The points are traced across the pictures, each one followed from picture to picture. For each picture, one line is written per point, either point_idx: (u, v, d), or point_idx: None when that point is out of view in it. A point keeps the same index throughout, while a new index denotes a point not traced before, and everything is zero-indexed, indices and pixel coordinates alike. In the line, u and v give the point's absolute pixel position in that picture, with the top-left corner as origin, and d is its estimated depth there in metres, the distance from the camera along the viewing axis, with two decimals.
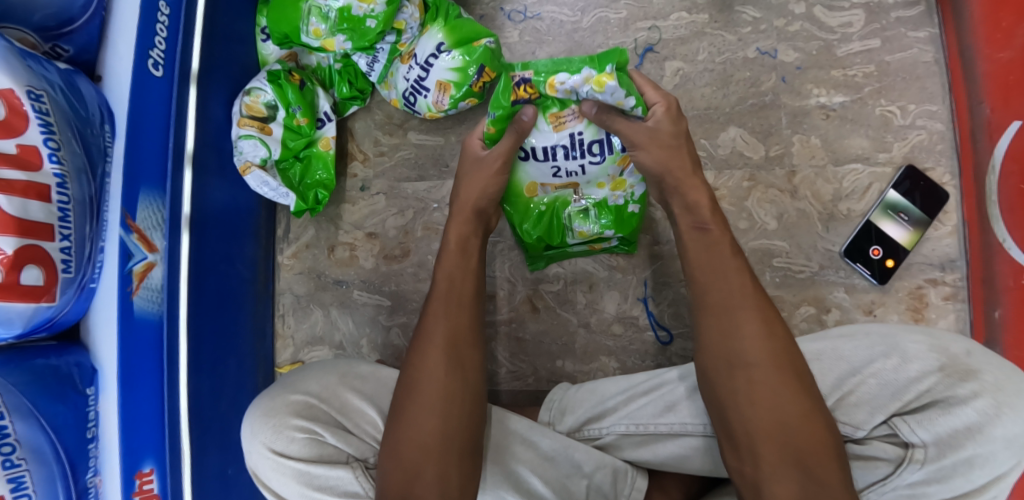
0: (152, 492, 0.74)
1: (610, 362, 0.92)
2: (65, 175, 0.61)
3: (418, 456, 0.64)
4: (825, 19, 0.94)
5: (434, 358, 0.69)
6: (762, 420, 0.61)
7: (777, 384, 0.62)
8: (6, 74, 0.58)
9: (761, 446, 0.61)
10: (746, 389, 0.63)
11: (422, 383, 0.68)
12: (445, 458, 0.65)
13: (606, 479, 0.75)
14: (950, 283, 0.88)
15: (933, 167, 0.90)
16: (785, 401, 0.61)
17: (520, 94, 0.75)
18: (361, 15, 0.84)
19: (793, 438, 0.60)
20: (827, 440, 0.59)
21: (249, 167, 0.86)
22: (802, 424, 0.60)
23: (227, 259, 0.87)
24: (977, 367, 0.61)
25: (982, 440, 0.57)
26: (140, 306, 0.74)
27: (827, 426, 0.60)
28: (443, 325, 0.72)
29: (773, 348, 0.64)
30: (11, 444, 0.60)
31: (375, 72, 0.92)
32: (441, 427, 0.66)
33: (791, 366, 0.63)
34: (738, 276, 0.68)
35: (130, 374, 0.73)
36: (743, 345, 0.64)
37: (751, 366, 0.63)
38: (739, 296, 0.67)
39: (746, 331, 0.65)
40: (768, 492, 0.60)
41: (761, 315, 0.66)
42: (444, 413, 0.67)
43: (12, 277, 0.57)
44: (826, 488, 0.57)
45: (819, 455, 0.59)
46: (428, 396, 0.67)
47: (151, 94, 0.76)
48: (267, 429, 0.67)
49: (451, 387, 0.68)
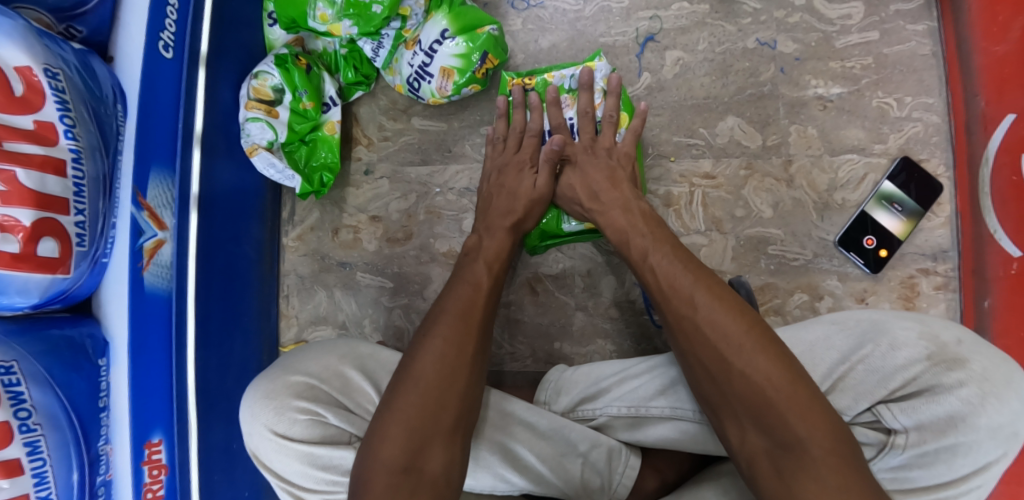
0: (161, 461, 0.77)
1: (606, 345, 0.94)
2: (80, 151, 0.64)
3: (416, 424, 0.62)
4: (825, 11, 0.95)
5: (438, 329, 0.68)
6: (714, 394, 0.61)
7: (710, 359, 0.61)
8: (23, 52, 0.60)
9: (725, 419, 0.61)
10: (692, 372, 0.64)
11: (432, 356, 0.66)
12: (452, 440, 0.63)
13: (601, 458, 0.77)
14: (941, 273, 0.90)
15: (928, 158, 0.92)
16: (725, 373, 0.60)
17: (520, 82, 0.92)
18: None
19: (745, 405, 0.59)
20: (798, 395, 0.57)
21: (256, 150, 0.89)
22: (745, 387, 0.59)
23: (234, 239, 0.89)
24: (965, 356, 0.62)
25: (965, 429, 0.59)
26: (151, 281, 0.76)
27: (808, 388, 0.58)
28: (454, 299, 0.72)
29: (700, 321, 0.63)
30: (27, 409, 0.62)
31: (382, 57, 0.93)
32: (438, 401, 0.64)
33: (723, 336, 0.61)
34: (662, 261, 0.69)
35: (140, 346, 0.76)
36: (675, 331, 0.65)
37: (688, 350, 0.64)
38: (668, 279, 0.67)
39: (674, 314, 0.65)
40: (746, 460, 0.59)
41: (691, 290, 0.65)
42: (438, 388, 0.64)
43: (30, 248, 0.60)
44: (804, 450, 0.55)
45: (789, 411, 0.56)
46: (432, 372, 0.65)
47: (163, 76, 0.78)
48: (269, 412, 0.69)
49: (449, 356, 0.66)
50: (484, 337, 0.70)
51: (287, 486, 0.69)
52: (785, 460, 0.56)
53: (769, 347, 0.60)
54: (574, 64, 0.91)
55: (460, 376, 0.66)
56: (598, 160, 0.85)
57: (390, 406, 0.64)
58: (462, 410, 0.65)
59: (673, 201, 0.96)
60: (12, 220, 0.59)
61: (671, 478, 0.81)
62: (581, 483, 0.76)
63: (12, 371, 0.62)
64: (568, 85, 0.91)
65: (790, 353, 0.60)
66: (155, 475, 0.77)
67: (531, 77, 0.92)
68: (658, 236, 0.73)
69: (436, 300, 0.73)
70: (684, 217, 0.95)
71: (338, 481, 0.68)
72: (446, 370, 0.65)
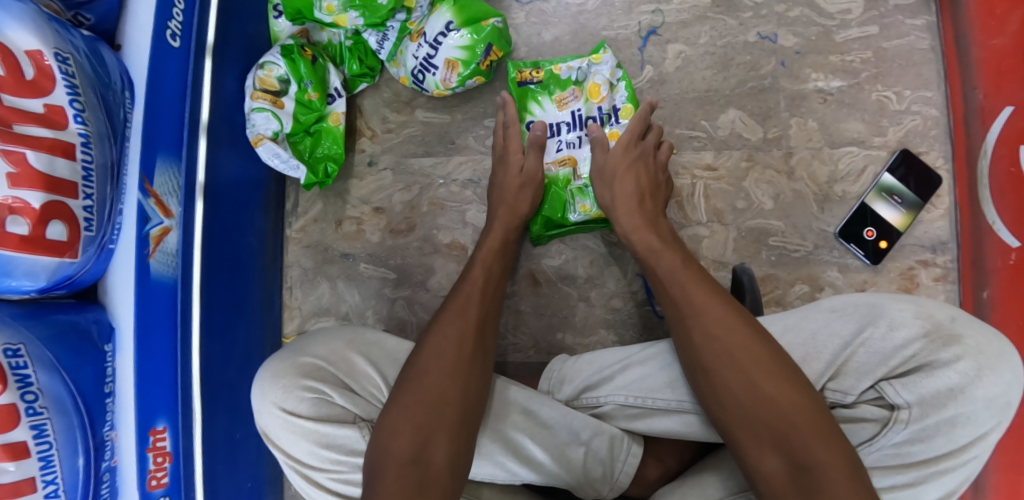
0: (165, 449, 0.78)
1: (609, 336, 0.94)
2: (88, 137, 0.64)
3: (430, 424, 0.63)
4: (825, 6, 0.96)
5: (447, 333, 0.70)
6: (734, 413, 0.62)
7: (736, 380, 0.62)
8: (33, 36, 0.61)
9: (741, 437, 0.61)
10: (711, 390, 0.64)
11: (444, 360, 0.68)
12: (456, 435, 0.64)
13: (603, 446, 0.78)
14: (941, 264, 0.91)
15: (927, 150, 0.93)
16: (751, 396, 0.61)
17: (528, 76, 0.93)
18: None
19: (768, 427, 0.60)
20: (820, 421, 0.58)
21: (261, 140, 0.89)
22: (771, 411, 0.60)
23: (238, 230, 0.90)
24: (960, 332, 0.63)
25: (963, 400, 0.60)
26: (157, 268, 0.77)
27: (826, 414, 0.59)
28: (460, 305, 0.74)
29: (729, 345, 0.64)
30: (34, 392, 0.62)
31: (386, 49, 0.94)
32: (449, 403, 0.65)
33: (752, 361, 0.62)
34: (687, 280, 0.71)
35: (145, 334, 0.76)
36: (699, 353, 0.66)
37: (712, 371, 0.64)
38: (694, 300, 0.69)
39: (699, 334, 0.66)
40: (759, 477, 0.59)
41: (721, 313, 0.66)
42: (450, 390, 0.66)
43: (39, 231, 0.60)
44: (823, 474, 0.56)
45: (811, 436, 0.58)
46: (435, 370, 0.67)
47: (169, 64, 0.79)
48: (277, 389, 0.70)
49: (455, 362, 0.68)
50: (485, 340, 0.72)
51: (293, 465, 0.69)
52: (802, 481, 0.56)
53: (790, 374, 0.61)
54: (579, 56, 0.93)
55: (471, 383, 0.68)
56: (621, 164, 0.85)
57: (399, 402, 0.65)
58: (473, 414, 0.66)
59: (675, 193, 0.96)
60: (21, 203, 0.59)
61: (672, 465, 0.82)
62: (584, 472, 0.77)
63: (19, 354, 0.62)
64: (575, 78, 0.92)
65: (809, 383, 0.61)
66: (160, 463, 0.77)
67: (538, 70, 0.93)
68: (683, 259, 0.75)
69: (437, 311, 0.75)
70: (686, 209, 0.96)
71: (343, 461, 0.68)
72: (457, 377, 0.67)
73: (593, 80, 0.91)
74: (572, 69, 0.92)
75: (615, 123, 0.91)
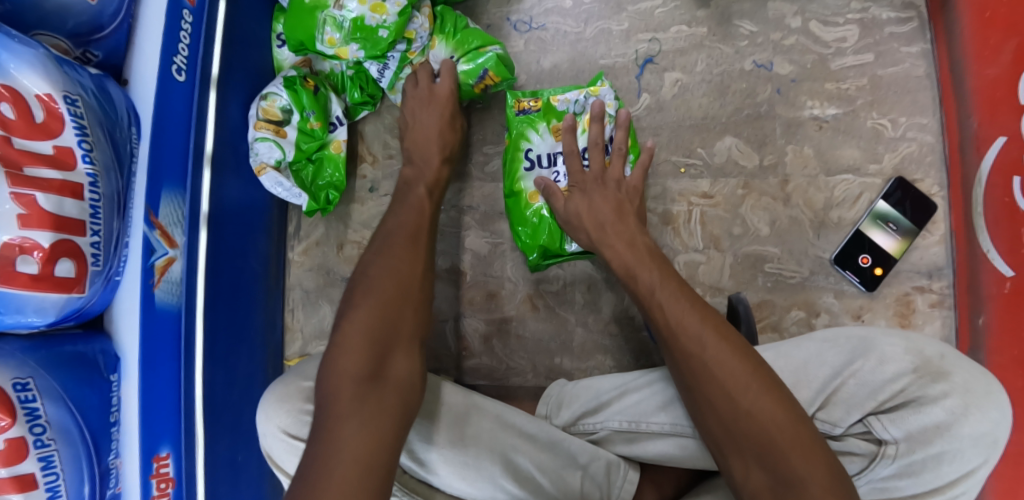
0: (169, 474, 0.79)
1: (606, 360, 0.95)
2: (97, 174, 0.66)
3: (388, 339, 0.66)
4: (820, 34, 0.97)
5: (393, 251, 0.74)
6: (719, 430, 0.62)
7: (718, 395, 0.63)
8: (43, 80, 0.62)
9: (729, 454, 0.62)
10: (698, 406, 0.64)
11: (378, 285, 0.70)
12: (412, 350, 0.67)
13: (600, 470, 0.80)
14: (936, 290, 0.93)
15: (923, 178, 0.94)
16: (732, 412, 0.62)
17: (526, 105, 0.94)
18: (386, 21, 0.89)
19: (752, 443, 0.60)
20: (801, 437, 0.59)
21: (264, 169, 0.90)
22: (751, 425, 0.60)
23: (242, 254, 0.92)
24: (949, 369, 0.64)
25: (949, 437, 0.61)
26: (162, 297, 0.78)
27: (807, 430, 0.60)
28: (398, 225, 0.78)
29: (708, 360, 0.64)
30: (42, 424, 0.64)
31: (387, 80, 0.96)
32: (393, 317, 0.68)
33: (732, 373, 0.63)
34: (664, 291, 0.72)
35: (151, 360, 0.78)
36: (679, 367, 0.66)
37: (693, 386, 0.65)
38: (674, 312, 0.69)
39: (680, 348, 0.66)
40: (746, 493, 0.60)
41: (699, 325, 0.66)
42: (396, 303, 0.69)
43: (48, 269, 0.61)
44: (808, 489, 0.57)
45: (792, 452, 0.59)
46: (385, 282, 0.70)
47: (175, 99, 0.80)
48: (282, 413, 0.71)
49: (400, 280, 0.71)
50: (423, 280, 0.74)
51: None
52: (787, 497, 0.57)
53: (771, 388, 0.62)
54: (577, 87, 0.94)
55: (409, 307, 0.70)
56: (608, 190, 0.85)
57: (342, 330, 0.66)
58: (414, 335, 0.69)
59: (672, 219, 0.97)
60: (30, 243, 0.60)
61: (669, 492, 0.83)
62: (581, 496, 0.78)
63: (28, 387, 0.64)
64: (573, 110, 0.93)
65: (790, 396, 0.62)
66: (163, 488, 0.79)
67: (536, 100, 0.94)
68: (665, 272, 0.74)
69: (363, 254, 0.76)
70: (682, 235, 0.97)
71: None
72: (398, 287, 0.70)
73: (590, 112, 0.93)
74: (570, 101, 0.93)
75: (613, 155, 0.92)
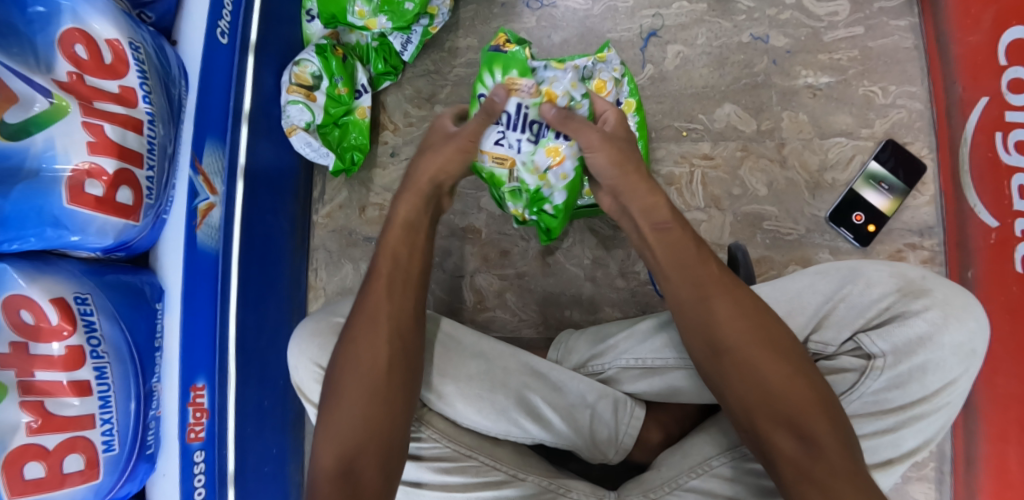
0: (203, 404, 0.85)
1: (614, 313, 1.01)
2: (154, 116, 0.73)
3: (354, 436, 0.67)
4: (814, 9, 1.04)
5: (372, 327, 0.73)
6: (751, 392, 0.65)
7: (756, 359, 0.66)
8: (112, 26, 0.70)
9: (756, 417, 0.65)
10: (732, 372, 0.67)
11: (365, 379, 0.70)
12: (384, 452, 0.67)
13: (607, 408, 0.84)
14: (927, 247, 0.97)
15: (912, 141, 1.00)
16: (761, 377, 0.65)
17: None
18: (493, 52, 0.83)
19: (779, 405, 0.64)
20: (820, 399, 0.64)
21: (295, 130, 0.99)
22: (779, 388, 0.64)
23: (272, 212, 0.99)
24: (930, 286, 0.70)
25: (931, 347, 0.66)
26: (203, 239, 0.85)
27: (824, 392, 0.65)
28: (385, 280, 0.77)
29: (741, 328, 0.67)
30: (98, 338, 0.70)
31: (538, 126, 0.82)
32: (367, 413, 0.68)
33: (769, 341, 0.67)
34: (702, 267, 0.73)
35: (191, 296, 0.84)
36: (714, 335, 0.68)
37: (733, 348, 0.67)
38: (709, 285, 0.71)
39: (719, 317, 0.69)
40: (770, 453, 0.63)
41: (733, 298, 0.69)
42: (372, 397, 0.69)
43: (111, 194, 0.68)
44: (825, 446, 0.61)
45: (813, 412, 0.63)
46: (358, 373, 0.70)
47: (219, 59, 0.88)
48: (315, 346, 0.79)
49: (378, 362, 0.71)
50: (410, 353, 0.73)
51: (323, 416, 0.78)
52: (812, 455, 0.61)
53: (795, 356, 0.66)
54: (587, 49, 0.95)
55: (396, 396, 0.70)
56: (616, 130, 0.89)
57: (325, 430, 0.68)
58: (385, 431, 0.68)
59: (675, 180, 1.03)
60: (96, 168, 0.67)
61: (675, 431, 0.87)
62: (590, 433, 0.82)
63: (86, 302, 0.70)
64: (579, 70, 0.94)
65: (810, 365, 0.66)
66: (198, 417, 0.84)
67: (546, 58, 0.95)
68: (694, 256, 0.74)
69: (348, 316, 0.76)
70: (685, 195, 1.02)
71: None
72: (373, 375, 0.70)
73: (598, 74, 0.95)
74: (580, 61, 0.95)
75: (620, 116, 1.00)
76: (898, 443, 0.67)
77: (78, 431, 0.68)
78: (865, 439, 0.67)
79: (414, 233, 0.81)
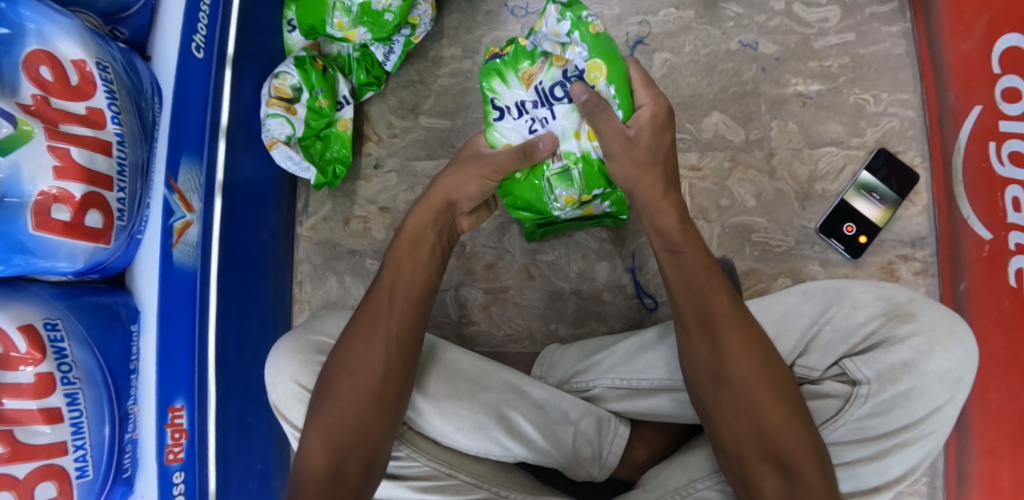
0: (182, 424, 0.84)
1: (600, 327, 0.99)
2: (124, 137, 0.72)
3: (345, 448, 0.66)
4: (804, 15, 1.02)
5: (369, 338, 0.71)
6: (746, 426, 0.65)
7: (758, 394, 0.65)
8: (78, 46, 0.68)
9: (746, 450, 0.64)
10: (731, 403, 0.66)
11: (355, 394, 0.68)
12: (372, 463, 0.67)
13: (591, 427, 0.82)
14: (920, 259, 0.95)
15: (905, 150, 0.98)
16: (760, 413, 0.64)
17: (495, 53, 0.85)
18: (494, 62, 0.84)
19: (773, 442, 0.63)
20: (809, 438, 0.63)
21: (275, 144, 0.96)
22: (775, 425, 0.64)
23: (252, 226, 0.98)
24: (916, 310, 0.68)
25: (915, 374, 0.65)
26: (180, 258, 0.84)
27: (812, 430, 0.64)
28: (397, 285, 0.75)
29: (747, 362, 0.66)
30: (69, 364, 0.69)
31: (563, 87, 0.80)
32: (362, 424, 0.68)
33: (771, 373, 0.66)
34: (717, 293, 0.69)
35: (168, 315, 0.83)
36: (721, 366, 0.66)
37: (735, 382, 0.66)
38: (720, 312, 0.68)
39: (729, 348, 0.66)
40: (753, 487, 0.63)
41: (743, 330, 0.67)
42: (377, 405, 0.69)
43: (78, 217, 0.67)
44: (809, 484, 0.61)
45: (801, 451, 0.62)
46: (348, 385, 0.69)
47: (195, 74, 0.87)
48: (294, 365, 0.77)
49: (372, 378, 0.69)
50: (410, 366, 0.72)
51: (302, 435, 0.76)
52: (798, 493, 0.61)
53: (791, 392, 0.65)
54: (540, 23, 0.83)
55: (388, 402, 0.69)
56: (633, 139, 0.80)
57: (316, 425, 0.68)
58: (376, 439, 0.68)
59: None
60: (64, 193, 0.66)
61: (659, 448, 0.86)
62: (573, 451, 0.81)
63: (57, 327, 0.69)
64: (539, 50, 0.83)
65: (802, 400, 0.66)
66: (177, 438, 0.84)
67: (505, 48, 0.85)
68: (719, 283, 0.70)
69: (353, 315, 0.75)
70: None
71: None
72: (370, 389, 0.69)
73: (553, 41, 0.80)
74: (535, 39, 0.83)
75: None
76: (883, 470, 0.65)
77: (50, 458, 0.67)
78: (849, 466, 0.66)
79: (421, 247, 0.79)
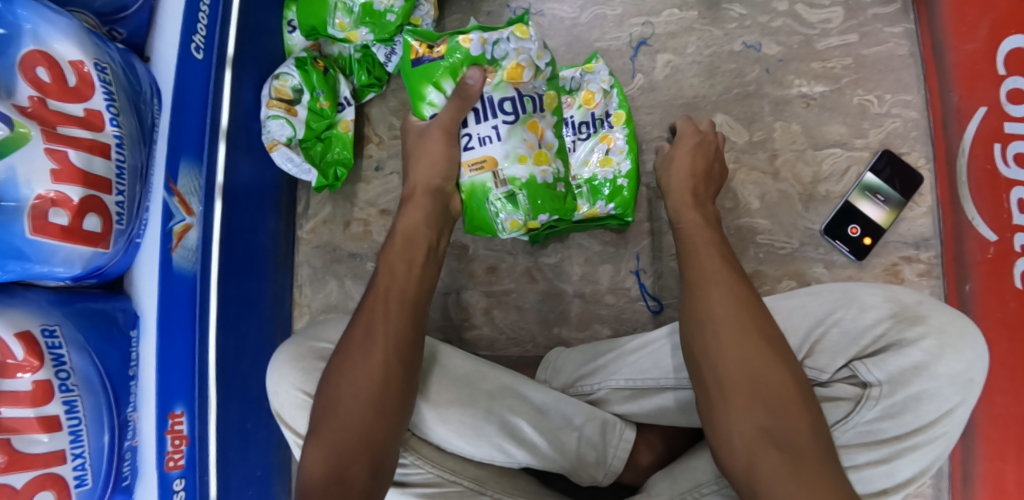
0: (182, 431, 0.83)
1: (603, 329, 0.99)
2: (123, 139, 0.71)
3: (343, 451, 0.64)
4: (807, 16, 1.02)
5: (369, 338, 0.71)
6: (731, 369, 0.62)
7: (742, 340, 0.63)
8: (77, 47, 0.67)
9: (730, 392, 0.62)
10: (715, 346, 0.64)
11: (355, 397, 0.67)
12: (375, 471, 0.65)
13: (595, 431, 0.81)
14: (924, 260, 0.95)
15: (908, 152, 0.97)
16: (744, 358, 0.63)
17: (426, 53, 0.81)
18: (425, 65, 0.81)
19: (758, 390, 0.61)
20: (801, 398, 0.60)
21: (276, 145, 0.95)
22: (760, 373, 0.62)
23: (252, 230, 0.97)
24: (925, 313, 0.68)
25: (927, 376, 0.65)
26: (179, 261, 0.83)
27: (806, 391, 0.61)
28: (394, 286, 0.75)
29: (732, 311, 0.66)
30: (67, 371, 0.68)
31: (513, 102, 0.81)
32: (365, 426, 0.66)
33: (760, 329, 0.64)
34: (716, 262, 0.71)
35: (167, 322, 0.82)
36: (706, 314, 0.67)
37: (717, 324, 0.65)
38: (712, 273, 0.70)
39: (716, 298, 0.67)
40: (735, 434, 0.60)
41: (732, 285, 0.68)
42: (375, 410, 0.67)
43: (77, 222, 0.66)
44: (797, 443, 0.58)
45: (788, 407, 0.60)
46: (349, 385, 0.68)
47: (194, 76, 0.85)
48: (296, 372, 0.76)
49: (373, 377, 0.68)
50: (410, 371, 0.71)
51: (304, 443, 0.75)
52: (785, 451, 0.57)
53: (783, 352, 0.63)
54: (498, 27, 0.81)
55: (389, 410, 0.68)
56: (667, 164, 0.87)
57: (317, 435, 0.66)
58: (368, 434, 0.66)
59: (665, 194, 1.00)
60: (62, 196, 0.64)
61: (664, 452, 0.86)
62: (578, 456, 0.80)
63: (55, 334, 0.68)
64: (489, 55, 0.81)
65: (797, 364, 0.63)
66: (177, 445, 0.83)
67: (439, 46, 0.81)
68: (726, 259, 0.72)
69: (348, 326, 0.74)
70: None
71: None
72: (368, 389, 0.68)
73: (513, 59, 0.81)
74: (483, 39, 0.80)
75: (608, 128, 0.97)
76: (892, 473, 0.65)
77: (49, 467, 0.65)
78: (858, 468, 0.65)
79: (413, 246, 0.79)
